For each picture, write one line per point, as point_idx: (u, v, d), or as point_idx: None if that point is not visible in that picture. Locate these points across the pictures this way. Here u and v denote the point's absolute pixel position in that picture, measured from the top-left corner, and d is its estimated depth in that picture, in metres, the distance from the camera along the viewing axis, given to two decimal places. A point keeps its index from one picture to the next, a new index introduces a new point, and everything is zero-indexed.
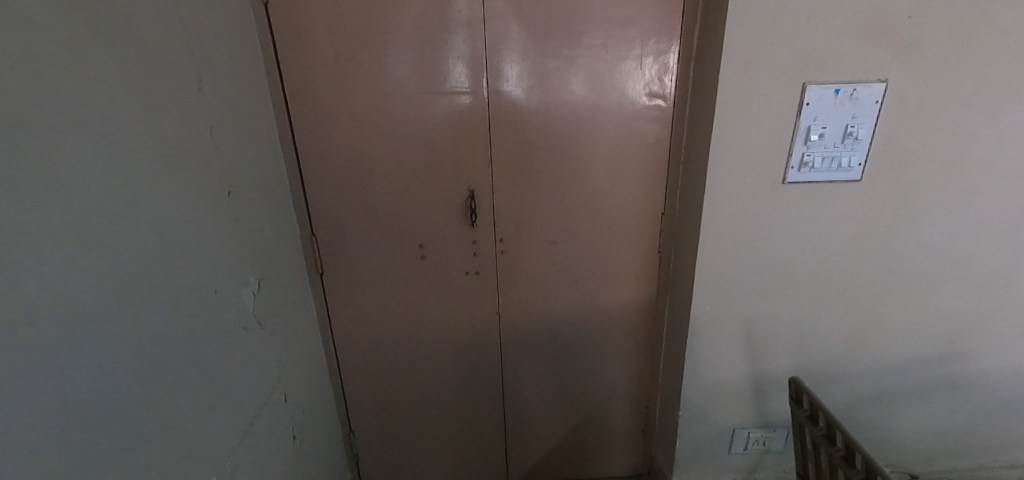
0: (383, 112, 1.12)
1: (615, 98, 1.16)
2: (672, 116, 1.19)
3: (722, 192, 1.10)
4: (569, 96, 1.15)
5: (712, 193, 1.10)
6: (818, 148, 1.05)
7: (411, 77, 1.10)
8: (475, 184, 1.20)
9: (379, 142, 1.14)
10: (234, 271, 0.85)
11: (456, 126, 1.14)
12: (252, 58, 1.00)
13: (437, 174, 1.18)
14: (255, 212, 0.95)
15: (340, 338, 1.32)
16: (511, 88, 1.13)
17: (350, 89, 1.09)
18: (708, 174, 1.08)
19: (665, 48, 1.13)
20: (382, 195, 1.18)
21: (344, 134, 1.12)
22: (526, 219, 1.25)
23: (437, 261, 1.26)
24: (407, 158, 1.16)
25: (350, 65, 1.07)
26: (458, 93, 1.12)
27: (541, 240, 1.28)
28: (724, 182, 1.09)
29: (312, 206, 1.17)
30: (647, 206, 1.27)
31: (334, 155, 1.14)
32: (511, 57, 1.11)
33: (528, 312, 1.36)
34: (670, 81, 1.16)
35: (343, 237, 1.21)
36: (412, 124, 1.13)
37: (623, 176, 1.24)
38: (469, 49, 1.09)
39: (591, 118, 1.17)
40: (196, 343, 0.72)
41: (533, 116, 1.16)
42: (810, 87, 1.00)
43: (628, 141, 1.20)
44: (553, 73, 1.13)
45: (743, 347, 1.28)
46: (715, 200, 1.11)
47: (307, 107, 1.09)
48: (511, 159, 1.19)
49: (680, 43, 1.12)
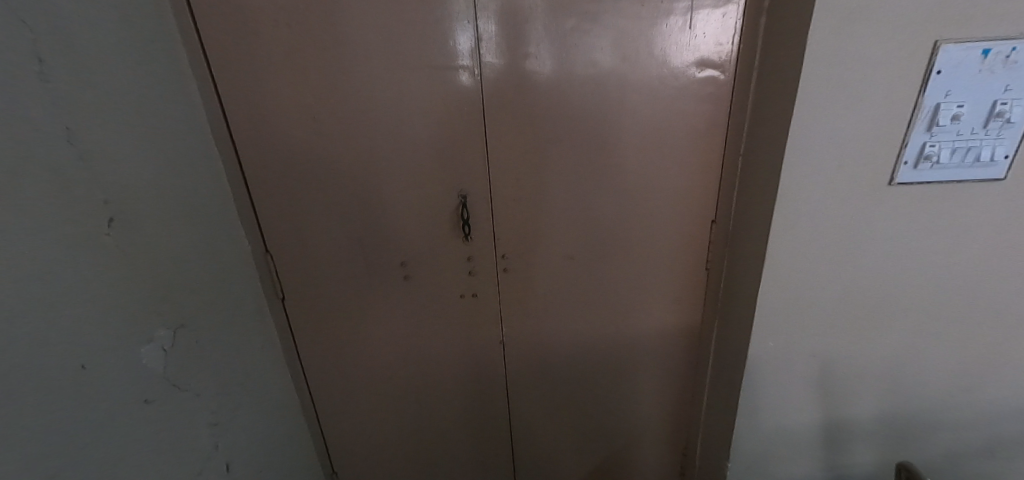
0: (344, 97, 0.85)
1: (654, 71, 0.86)
2: (731, 94, 0.88)
3: (801, 198, 0.81)
4: (590, 68, 0.86)
5: (785, 200, 0.81)
6: (947, 136, 0.74)
7: (378, 51, 0.82)
8: (468, 187, 0.93)
9: (343, 137, 0.88)
10: (126, 328, 0.61)
11: (442, 113, 0.87)
12: (160, 30, 0.74)
13: (418, 176, 0.91)
14: (167, 240, 0.70)
15: (312, 373, 1.09)
16: (512, 60, 0.84)
17: (299, 67, 0.83)
18: (783, 175, 0.79)
19: None
20: (352, 203, 0.93)
21: (297, 128, 0.87)
22: (535, 230, 0.98)
23: (425, 283, 1.01)
24: (380, 157, 0.90)
25: (297, 34, 0.80)
26: (442, 69, 0.84)
27: (555, 255, 1.01)
28: (803, 186, 0.80)
29: (264, 219, 0.93)
30: (692, 212, 0.99)
31: (284, 155, 0.88)
32: (511, 18, 0.82)
33: (539, 341, 1.10)
34: (729, 45, 0.85)
35: (307, 257, 0.97)
36: (384, 111, 0.86)
37: (661, 174, 0.95)
38: (452, 11, 0.80)
39: (620, 99, 0.88)
40: (31, 455, 0.48)
41: (542, 97, 0.87)
42: (945, 46, 0.69)
43: (669, 128, 0.91)
44: (570, 41, 0.84)
45: (815, 390, 1.00)
46: (789, 209, 0.81)
47: (244, 93, 0.84)
48: (514, 154, 0.91)
49: None
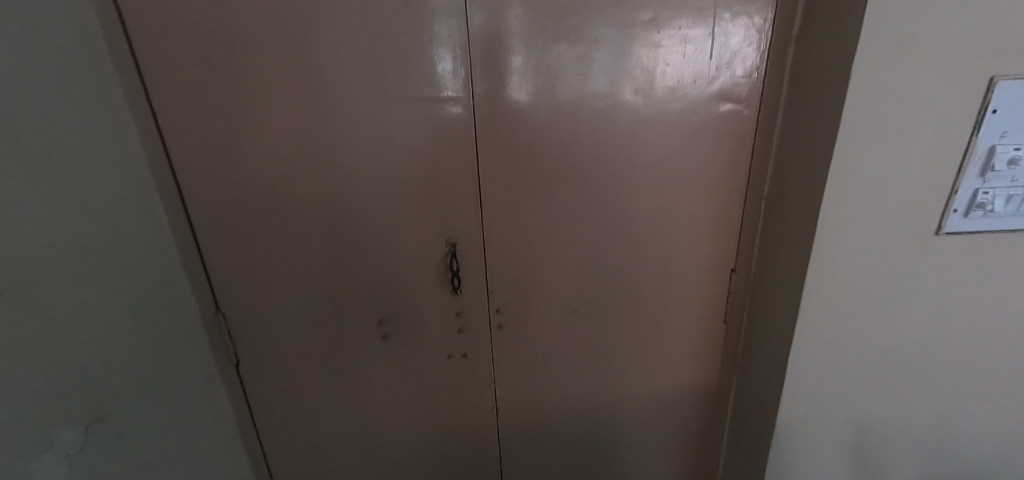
0: (313, 132, 0.72)
1: (669, 103, 0.76)
2: (756, 131, 0.78)
3: (838, 251, 0.71)
4: (597, 101, 0.75)
5: (821, 252, 0.71)
6: (1002, 182, 0.65)
7: (353, 79, 0.70)
8: (458, 234, 0.81)
9: (311, 178, 0.75)
10: (16, 439, 0.47)
11: (428, 150, 0.75)
12: (86, 54, 0.61)
13: (399, 221, 0.79)
14: (83, 313, 0.56)
15: (273, 446, 0.94)
16: (509, 91, 0.74)
17: (257, 97, 0.69)
18: (819, 225, 0.69)
19: (752, 24, 0.71)
20: (321, 253, 0.79)
21: (254, 168, 0.73)
22: (534, 280, 0.86)
23: (407, 343, 0.87)
24: (355, 201, 0.77)
25: (253, 59, 0.67)
26: (429, 101, 0.73)
27: (557, 308, 0.88)
28: (841, 237, 0.70)
29: (216, 272, 0.79)
30: (710, 259, 0.88)
31: (239, 199, 0.75)
32: (508, 44, 0.71)
33: (537, 403, 0.97)
34: (755, 77, 0.74)
35: (267, 315, 0.83)
36: (360, 149, 0.74)
37: (676, 217, 0.85)
38: (440, 34, 0.70)
39: (631, 134, 0.78)
40: None
41: (542, 134, 0.77)
42: (1002, 83, 0.60)
43: (685, 167, 0.81)
44: (574, 70, 0.73)
45: (848, 459, 0.89)
46: (825, 263, 0.72)
47: (190, 127, 0.70)
48: (510, 197, 0.80)
49: (776, 18, 0.71)
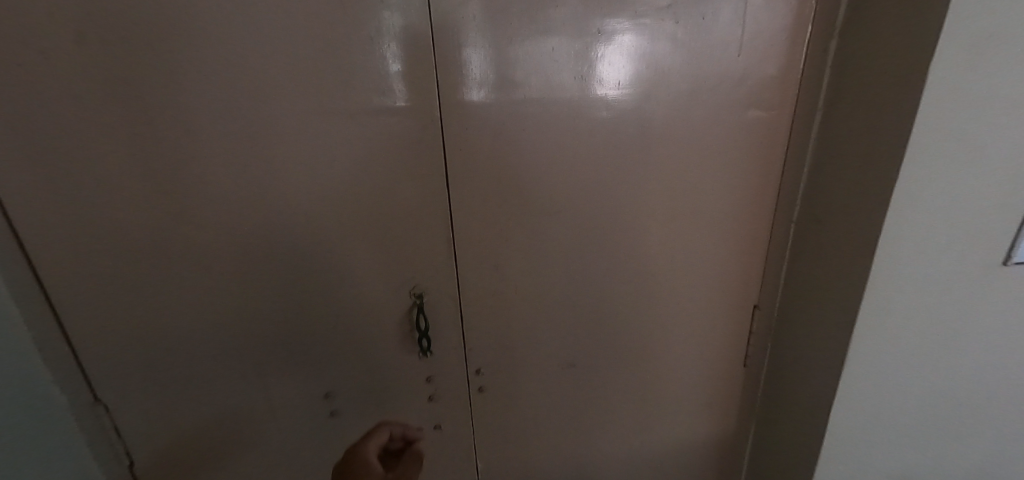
0: (220, 160, 0.53)
1: (686, 112, 0.61)
2: (788, 145, 0.64)
3: (895, 294, 0.57)
4: (597, 110, 0.60)
5: (875, 297, 0.57)
6: None
7: (273, 86, 0.52)
8: (425, 282, 0.63)
9: (222, 219, 0.55)
10: None
11: (380, 176, 0.57)
12: None
13: (345, 269, 0.60)
14: None
15: None
16: (486, 98, 0.57)
17: (136, 113, 0.50)
18: (874, 264, 0.56)
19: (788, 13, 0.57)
20: (243, 316, 0.60)
21: (139, 208, 0.53)
22: (522, 332, 0.69)
23: (362, 419, 0.68)
24: (285, 246, 0.58)
25: (123, 58, 0.48)
26: (379, 115, 0.55)
27: (550, 362, 0.72)
28: (900, 277, 0.56)
29: (94, 349, 0.58)
30: (730, 296, 0.74)
31: (119, 249, 0.55)
32: (483, 38, 0.54)
33: (529, 473, 0.80)
34: (789, 79, 0.60)
35: (169, 399, 0.62)
36: (286, 178, 0.55)
37: (691, 249, 0.70)
38: (392, 25, 0.52)
39: (640, 149, 0.63)
40: None
41: (529, 152, 0.60)
42: None
43: (703, 188, 0.66)
44: (568, 71, 0.57)
45: None
46: (878, 308, 0.58)
47: (33, 156, 0.49)
48: (491, 232, 0.63)
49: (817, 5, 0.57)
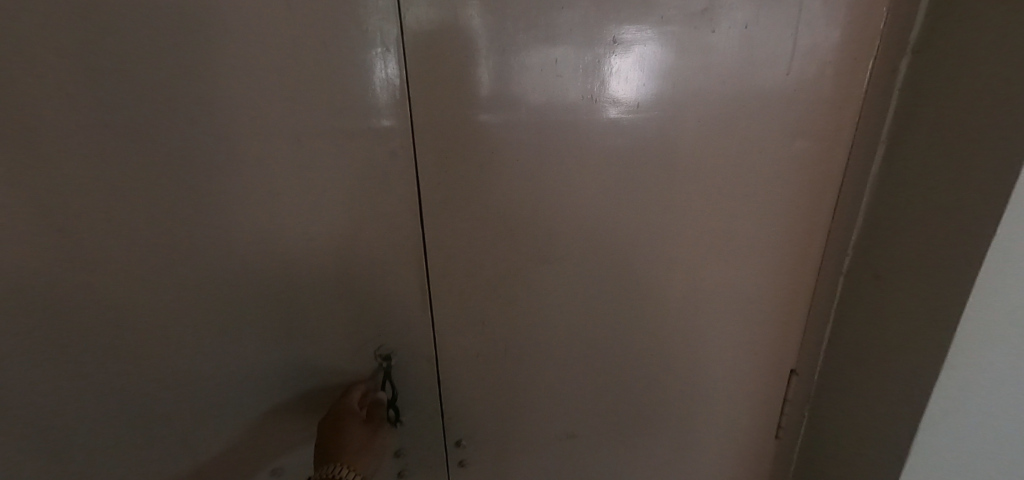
0: (141, 194, 0.42)
1: (718, 140, 0.50)
2: (841, 185, 0.53)
3: (977, 382, 0.46)
4: (611, 135, 0.49)
5: (951, 384, 0.46)
6: None
7: (207, 103, 0.41)
8: (396, 339, 0.53)
9: (144, 265, 0.45)
10: None
11: (341, 215, 0.47)
12: None
13: (299, 324, 0.50)
14: None
15: None
16: (485, 118, 0.46)
17: (23, 131, 0.39)
18: (953, 345, 0.44)
19: (852, 25, 0.46)
20: (174, 377, 0.50)
21: (29, 249, 0.42)
22: (511, 398, 0.58)
23: None
24: (223, 296, 0.47)
25: (6, 66, 0.37)
26: (340, 141, 0.44)
27: (544, 433, 0.61)
28: (986, 363, 0.45)
29: None
30: (763, 358, 0.62)
31: (3, 306, 0.43)
32: (475, 46, 0.44)
33: None
34: (845, 106, 0.50)
35: (84, 473, 0.51)
36: (224, 217, 0.45)
37: (718, 301, 0.58)
38: (360, 31, 0.42)
39: (662, 184, 0.51)
40: None
41: (526, 186, 0.49)
42: None
43: (736, 232, 0.55)
44: (577, 88, 0.46)
45: None
46: (954, 397, 0.47)
47: None
48: (477, 283, 0.52)
49: (888, 20, 0.46)
